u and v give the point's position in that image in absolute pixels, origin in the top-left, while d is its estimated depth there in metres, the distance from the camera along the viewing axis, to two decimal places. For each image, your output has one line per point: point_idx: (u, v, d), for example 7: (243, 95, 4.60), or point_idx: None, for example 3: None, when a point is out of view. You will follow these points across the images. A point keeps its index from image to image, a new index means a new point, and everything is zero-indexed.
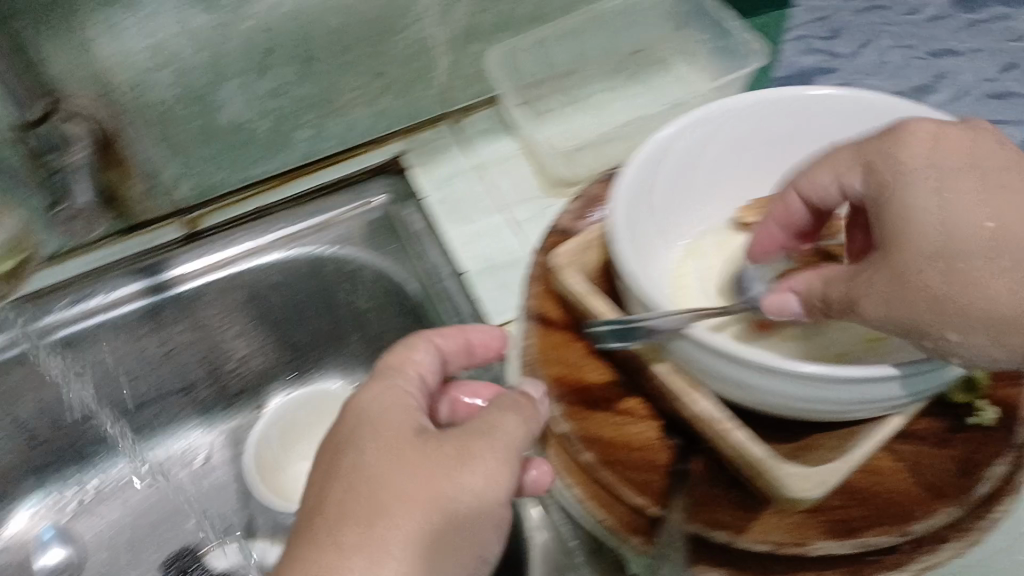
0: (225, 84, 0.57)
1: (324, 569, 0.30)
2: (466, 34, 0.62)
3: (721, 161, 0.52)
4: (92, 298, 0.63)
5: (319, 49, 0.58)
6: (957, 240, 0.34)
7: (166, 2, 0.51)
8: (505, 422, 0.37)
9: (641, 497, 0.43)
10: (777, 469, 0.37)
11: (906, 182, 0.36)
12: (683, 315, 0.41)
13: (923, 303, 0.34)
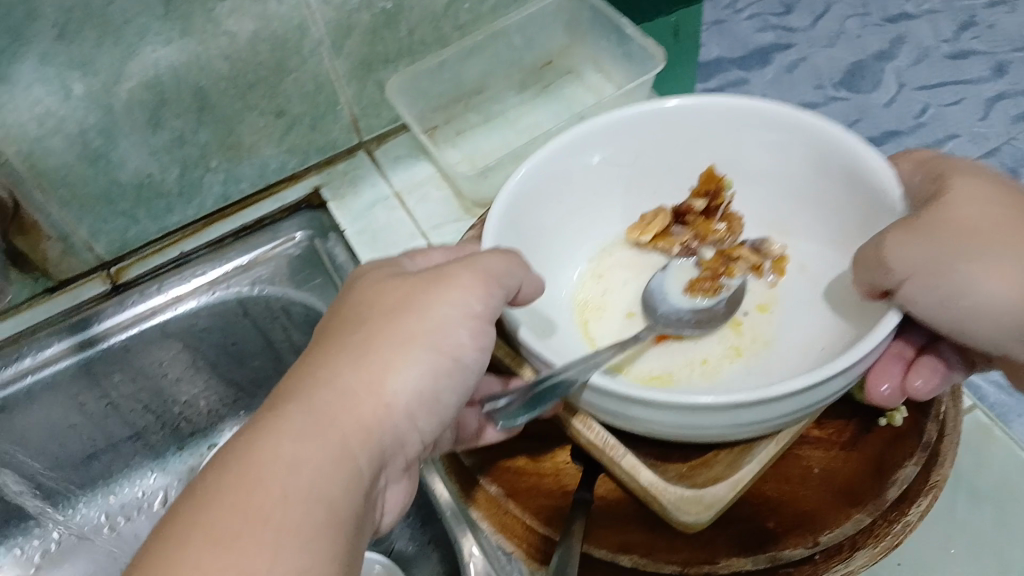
0: (121, 139, 0.58)
1: (320, 380, 0.36)
2: (365, 64, 0.65)
3: (599, 180, 0.54)
4: (22, 360, 0.62)
5: (213, 95, 0.60)
6: (980, 224, 0.39)
7: (41, 70, 0.52)
8: (485, 260, 0.40)
9: (546, 526, 0.43)
10: (659, 494, 0.38)
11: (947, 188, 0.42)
12: (587, 362, 0.40)
13: (953, 251, 0.38)
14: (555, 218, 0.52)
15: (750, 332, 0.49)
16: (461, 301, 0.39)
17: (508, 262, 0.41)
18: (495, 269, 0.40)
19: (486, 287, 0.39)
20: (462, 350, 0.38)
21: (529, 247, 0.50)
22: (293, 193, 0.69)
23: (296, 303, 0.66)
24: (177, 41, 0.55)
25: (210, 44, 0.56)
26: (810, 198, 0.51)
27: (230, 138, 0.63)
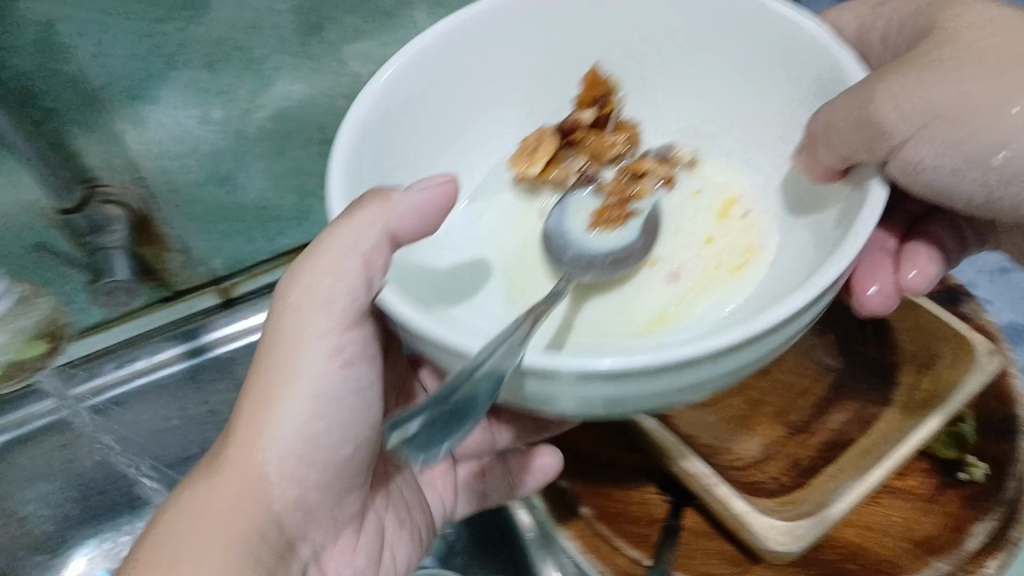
0: (250, 164, 0.71)
1: (206, 483, 0.38)
2: None
3: (490, 90, 0.48)
4: (137, 360, 0.67)
5: (330, 129, 0.71)
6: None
7: (185, 102, 0.66)
8: (400, 199, 0.36)
9: (637, 549, 0.46)
10: (752, 519, 0.43)
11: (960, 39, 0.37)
12: (512, 333, 0.32)
13: (963, 108, 0.35)
14: (424, 134, 0.46)
15: (727, 258, 0.43)
16: (335, 268, 0.36)
17: (366, 206, 0.35)
18: (369, 219, 0.35)
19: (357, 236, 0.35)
20: (326, 375, 0.39)
21: (411, 143, 0.45)
22: None
23: None
24: (300, 74, 0.68)
25: (338, 82, 0.70)
26: (763, 93, 0.46)
27: None
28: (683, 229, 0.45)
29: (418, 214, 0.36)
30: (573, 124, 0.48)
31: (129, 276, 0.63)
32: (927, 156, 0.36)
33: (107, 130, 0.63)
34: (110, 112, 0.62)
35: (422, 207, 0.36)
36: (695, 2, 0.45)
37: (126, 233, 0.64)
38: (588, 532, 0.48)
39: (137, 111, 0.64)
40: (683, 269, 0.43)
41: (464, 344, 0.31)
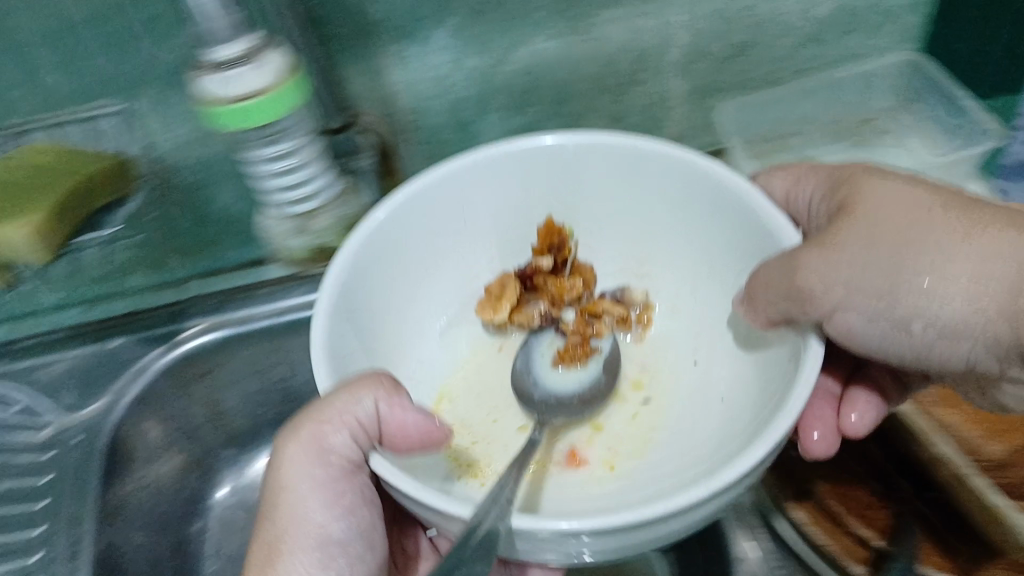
0: (489, 115, 0.72)
1: None
2: (700, 89, 0.77)
3: (438, 242, 0.61)
4: None
5: (572, 91, 0.73)
6: (905, 229, 0.44)
7: (449, 47, 0.66)
8: (356, 392, 0.46)
9: (869, 531, 0.62)
10: (1012, 516, 0.57)
11: (841, 260, 0.45)
12: (436, 490, 0.41)
13: (887, 259, 0.44)
14: (421, 275, 0.61)
15: (648, 419, 0.58)
16: (318, 452, 0.49)
17: (366, 385, 0.47)
18: (352, 404, 0.46)
19: (335, 422, 0.47)
20: (322, 525, 0.50)
21: (362, 313, 0.55)
22: None
23: None
24: (560, 40, 0.68)
25: (585, 48, 0.69)
26: (725, 239, 0.56)
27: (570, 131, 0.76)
28: (596, 443, 0.57)
29: (401, 437, 0.48)
30: (532, 271, 0.63)
31: None
32: (866, 321, 0.46)
33: (371, 64, 0.65)
34: (379, 48, 0.65)
35: (399, 429, 0.47)
36: (689, 220, 0.59)
37: (373, 163, 0.68)
38: (819, 512, 0.64)
39: (404, 48, 0.65)
40: (610, 457, 0.56)
41: (435, 500, 0.40)
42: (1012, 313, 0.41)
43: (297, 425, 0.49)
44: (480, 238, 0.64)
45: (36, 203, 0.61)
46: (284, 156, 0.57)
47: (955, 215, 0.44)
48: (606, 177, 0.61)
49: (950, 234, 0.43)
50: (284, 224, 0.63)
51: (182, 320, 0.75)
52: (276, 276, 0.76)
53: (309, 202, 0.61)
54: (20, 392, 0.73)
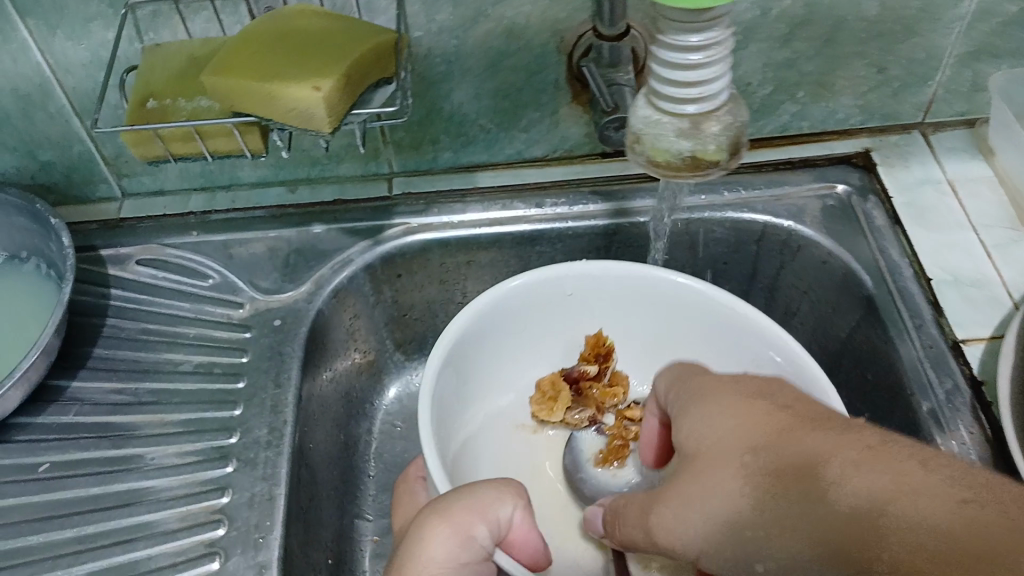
0: (752, 45, 0.66)
1: None
2: (979, 52, 0.70)
3: (506, 344, 0.66)
4: (565, 204, 0.72)
5: (846, 32, 0.67)
6: (727, 482, 0.40)
7: None
8: (502, 500, 0.49)
9: None
10: None
11: (691, 524, 0.42)
12: None
13: (747, 532, 0.39)
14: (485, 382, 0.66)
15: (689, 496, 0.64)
16: (456, 545, 0.47)
17: (502, 491, 0.50)
18: (495, 505, 0.49)
19: (480, 520, 0.48)
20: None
21: (448, 421, 0.60)
22: (842, 145, 0.75)
23: (822, 248, 0.70)
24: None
25: None
26: None
27: (828, 76, 0.70)
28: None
29: (520, 548, 0.50)
30: (579, 376, 0.66)
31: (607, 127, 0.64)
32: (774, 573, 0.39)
33: None
34: None
35: (522, 541, 0.50)
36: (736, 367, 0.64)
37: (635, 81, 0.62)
38: None
39: None
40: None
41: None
42: (869, 516, 0.33)
43: (448, 503, 0.48)
44: (535, 353, 0.68)
45: (333, 69, 0.49)
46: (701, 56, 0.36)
47: (778, 495, 0.38)
48: (657, 299, 0.65)
49: (718, 437, 0.42)
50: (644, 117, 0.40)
51: (389, 216, 0.72)
52: (491, 186, 0.73)
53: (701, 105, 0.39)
54: (215, 264, 0.70)
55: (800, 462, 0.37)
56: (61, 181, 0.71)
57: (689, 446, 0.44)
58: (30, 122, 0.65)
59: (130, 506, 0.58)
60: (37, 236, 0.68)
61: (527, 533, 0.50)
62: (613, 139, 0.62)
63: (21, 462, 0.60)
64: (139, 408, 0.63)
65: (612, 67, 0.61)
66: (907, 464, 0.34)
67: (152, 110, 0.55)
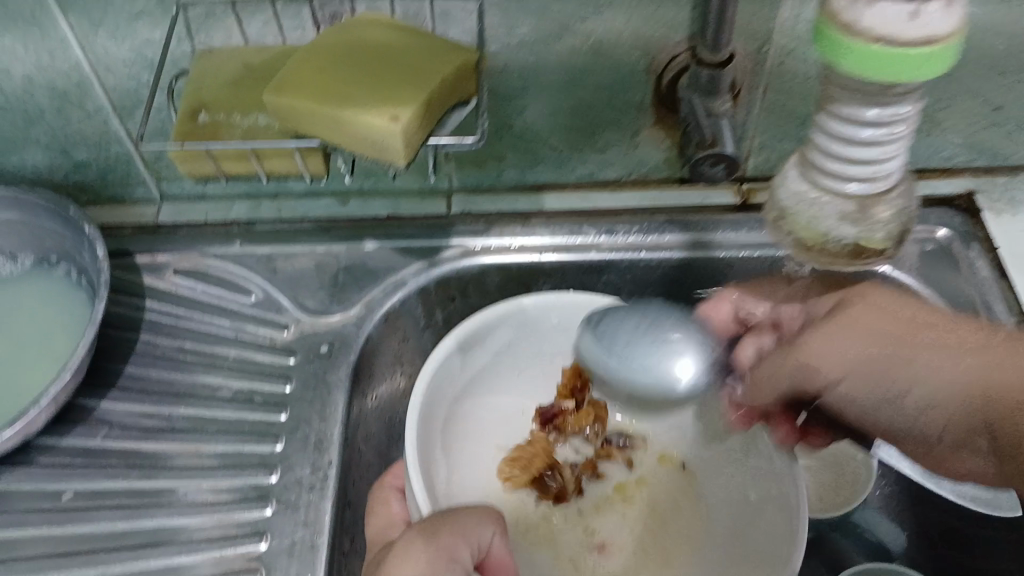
0: None
1: None
2: None
3: (474, 374, 0.59)
4: (639, 234, 0.66)
5: (966, 66, 0.60)
6: (854, 349, 0.49)
7: None
8: (473, 520, 0.46)
9: None
10: None
11: (811, 369, 0.50)
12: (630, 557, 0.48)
13: (798, 371, 0.50)
14: (471, 406, 0.60)
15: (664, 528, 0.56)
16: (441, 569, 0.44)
17: (483, 516, 0.47)
18: (480, 530, 0.46)
19: (466, 545, 0.45)
20: None
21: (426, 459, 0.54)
22: (943, 185, 0.69)
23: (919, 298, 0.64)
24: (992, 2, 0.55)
25: (1012, 19, 0.57)
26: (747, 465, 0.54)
27: (938, 111, 0.63)
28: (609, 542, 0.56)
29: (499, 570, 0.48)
30: (555, 411, 0.61)
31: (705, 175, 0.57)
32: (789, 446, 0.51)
33: None
34: None
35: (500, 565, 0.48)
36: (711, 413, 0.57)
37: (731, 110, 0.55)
38: None
39: None
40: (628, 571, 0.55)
41: None
42: (984, 391, 0.47)
43: (430, 527, 0.46)
44: (522, 384, 0.62)
45: (412, 96, 0.44)
46: (875, 134, 0.32)
47: (883, 368, 0.49)
48: None
49: (844, 339, 0.49)
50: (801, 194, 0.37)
51: (447, 236, 0.66)
52: (560, 208, 0.67)
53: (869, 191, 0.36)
54: (258, 278, 0.65)
55: (895, 341, 0.48)
56: (95, 180, 0.65)
57: (830, 338, 0.49)
58: (64, 121, 0.60)
59: (161, 546, 0.55)
60: (68, 242, 0.63)
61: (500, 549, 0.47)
62: (706, 174, 0.55)
63: (45, 488, 0.57)
64: (172, 435, 0.59)
65: (709, 95, 0.54)
66: (991, 350, 0.47)
67: (203, 125, 0.50)
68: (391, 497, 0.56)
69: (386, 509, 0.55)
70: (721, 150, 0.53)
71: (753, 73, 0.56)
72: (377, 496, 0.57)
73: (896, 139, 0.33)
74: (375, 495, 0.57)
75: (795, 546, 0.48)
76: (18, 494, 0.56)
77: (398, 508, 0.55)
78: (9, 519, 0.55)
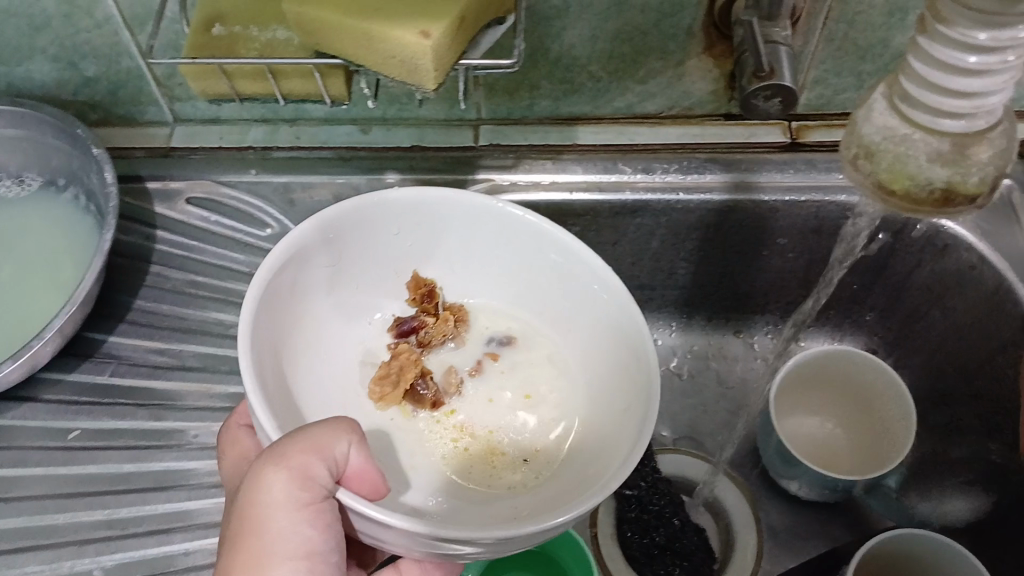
0: None
1: None
2: None
3: (327, 278, 0.50)
4: (680, 174, 0.61)
5: None
6: None
7: None
8: (320, 431, 0.39)
9: None
10: None
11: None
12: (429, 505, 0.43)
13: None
14: (329, 319, 0.51)
15: (522, 417, 0.49)
16: (294, 491, 0.38)
17: (338, 426, 0.39)
18: (334, 439, 0.39)
19: (317, 460, 0.38)
20: (314, 546, 0.39)
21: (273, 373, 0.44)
22: None
23: (973, 252, 0.59)
24: None
25: None
26: (612, 376, 0.47)
27: None
28: (465, 436, 0.49)
29: (367, 485, 0.39)
30: (415, 323, 0.52)
31: (753, 109, 0.52)
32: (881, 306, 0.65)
33: None
34: None
35: (366, 480, 0.39)
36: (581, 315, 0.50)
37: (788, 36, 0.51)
38: None
39: None
40: (498, 453, 0.48)
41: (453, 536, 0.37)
42: None
43: (275, 449, 0.38)
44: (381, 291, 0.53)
45: (447, 9, 0.39)
46: (985, 59, 0.31)
47: None
48: (496, 228, 0.51)
49: None
50: (887, 130, 0.37)
51: (472, 170, 0.62)
52: (595, 144, 0.63)
53: (966, 128, 0.34)
54: (274, 210, 0.62)
55: None
56: (105, 98, 0.61)
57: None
58: (71, 29, 0.55)
59: (168, 490, 0.53)
60: (76, 164, 0.60)
61: (359, 458, 0.39)
62: (760, 108, 0.52)
63: (51, 426, 0.55)
64: (184, 374, 0.57)
65: (767, 19, 0.50)
66: None
67: (220, 38, 0.46)
68: (242, 435, 0.49)
69: (238, 444, 0.48)
70: (780, 82, 0.50)
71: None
72: (225, 435, 0.49)
73: (1007, 67, 0.31)
74: (225, 436, 0.49)
75: (644, 416, 0.42)
76: (24, 429, 0.54)
77: (252, 441, 0.48)
78: (12, 455, 0.53)
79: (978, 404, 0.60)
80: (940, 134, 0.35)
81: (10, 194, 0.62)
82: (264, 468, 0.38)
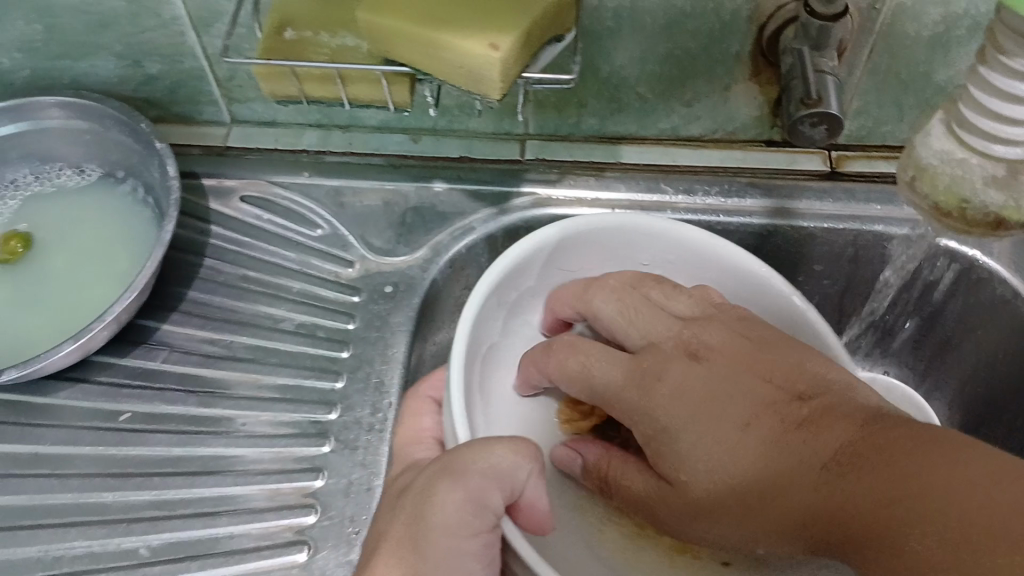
0: None
1: None
2: None
3: (565, 279, 0.55)
4: (724, 198, 0.63)
5: None
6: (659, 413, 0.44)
7: None
8: (501, 458, 0.40)
9: None
10: None
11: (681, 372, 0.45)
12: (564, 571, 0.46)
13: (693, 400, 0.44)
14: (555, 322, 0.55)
15: None
16: (470, 513, 0.39)
17: (527, 456, 0.41)
18: (517, 469, 0.40)
19: (495, 485, 0.40)
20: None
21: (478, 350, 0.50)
22: None
23: (1007, 286, 0.59)
24: None
25: None
26: None
27: None
28: None
29: (531, 517, 0.42)
30: None
31: (799, 132, 0.53)
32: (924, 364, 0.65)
33: None
34: None
35: (530, 508, 0.42)
36: None
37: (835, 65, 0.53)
38: None
39: None
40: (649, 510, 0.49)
41: None
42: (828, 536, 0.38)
43: (462, 467, 0.40)
44: None
45: (515, 22, 0.41)
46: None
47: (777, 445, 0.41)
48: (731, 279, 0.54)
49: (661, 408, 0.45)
50: (944, 155, 0.39)
51: (518, 182, 0.64)
52: (637, 163, 0.64)
53: (1020, 154, 0.36)
54: (324, 212, 0.64)
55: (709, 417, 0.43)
56: (166, 96, 0.64)
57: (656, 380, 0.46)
58: (140, 29, 0.57)
59: (215, 475, 0.55)
60: (136, 157, 0.62)
61: (529, 486, 0.41)
62: (805, 134, 0.53)
63: (101, 407, 0.57)
64: (231, 364, 0.59)
65: (816, 48, 0.52)
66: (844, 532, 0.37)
67: (290, 42, 0.48)
68: (422, 411, 0.51)
69: (416, 420, 0.50)
70: (826, 110, 0.51)
71: (862, 28, 0.53)
72: (411, 402, 0.51)
73: None
74: (409, 405, 0.51)
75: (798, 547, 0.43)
76: (73, 409, 0.56)
77: (430, 422, 0.50)
78: (62, 434, 0.56)
79: (1008, 440, 0.61)
80: (995, 160, 0.37)
81: (69, 183, 0.65)
82: (448, 488, 0.39)
